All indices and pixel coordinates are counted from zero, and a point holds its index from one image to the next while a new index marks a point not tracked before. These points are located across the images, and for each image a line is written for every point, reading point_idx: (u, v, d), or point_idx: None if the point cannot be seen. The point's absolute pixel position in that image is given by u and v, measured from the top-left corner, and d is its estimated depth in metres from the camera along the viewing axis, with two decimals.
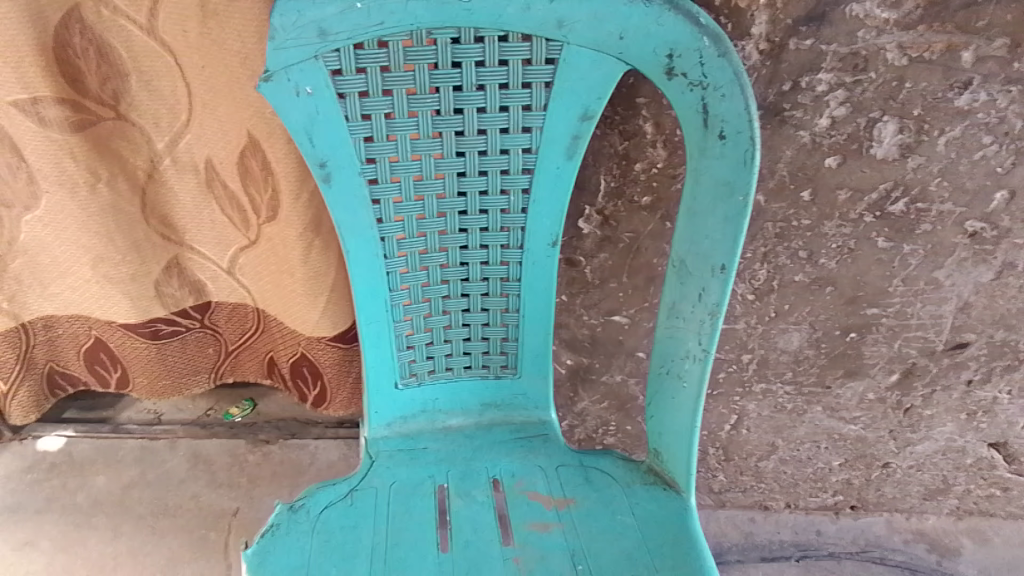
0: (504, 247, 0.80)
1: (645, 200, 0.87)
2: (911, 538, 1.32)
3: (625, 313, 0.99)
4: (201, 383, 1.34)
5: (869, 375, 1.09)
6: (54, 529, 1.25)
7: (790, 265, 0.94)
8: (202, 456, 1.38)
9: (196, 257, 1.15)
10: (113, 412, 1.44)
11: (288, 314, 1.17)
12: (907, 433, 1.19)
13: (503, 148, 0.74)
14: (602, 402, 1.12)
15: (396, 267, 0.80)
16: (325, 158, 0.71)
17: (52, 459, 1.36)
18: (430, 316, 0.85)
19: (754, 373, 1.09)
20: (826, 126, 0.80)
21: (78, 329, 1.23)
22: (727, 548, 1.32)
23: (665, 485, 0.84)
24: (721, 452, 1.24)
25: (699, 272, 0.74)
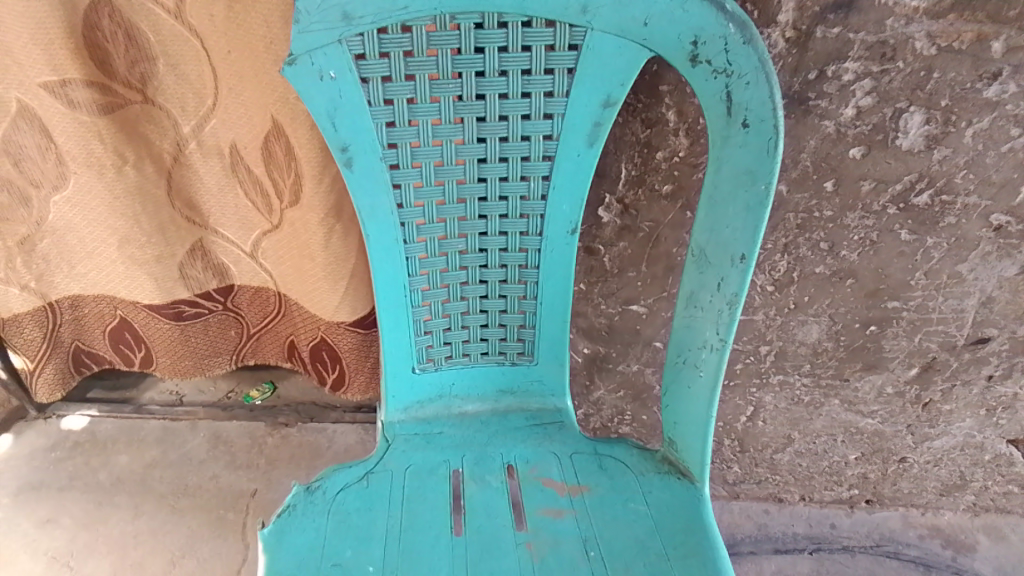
0: (523, 233, 0.81)
1: (666, 188, 0.86)
2: (926, 533, 1.32)
3: (644, 302, 0.99)
4: (222, 365, 1.35)
5: (888, 369, 1.08)
6: (76, 506, 1.27)
7: (811, 256, 0.94)
8: (221, 437, 1.39)
9: (220, 240, 1.16)
10: (135, 393, 1.46)
11: (308, 299, 1.17)
12: (925, 428, 1.18)
13: (524, 135, 0.74)
14: (619, 391, 1.12)
15: (415, 252, 0.80)
16: (347, 143, 0.71)
17: (75, 438, 1.38)
18: (448, 302, 0.85)
19: (772, 365, 1.09)
20: (851, 116, 0.80)
21: (103, 309, 1.25)
22: (740, 539, 1.32)
23: (679, 474, 0.84)
24: (737, 443, 1.24)
25: (718, 261, 0.74)
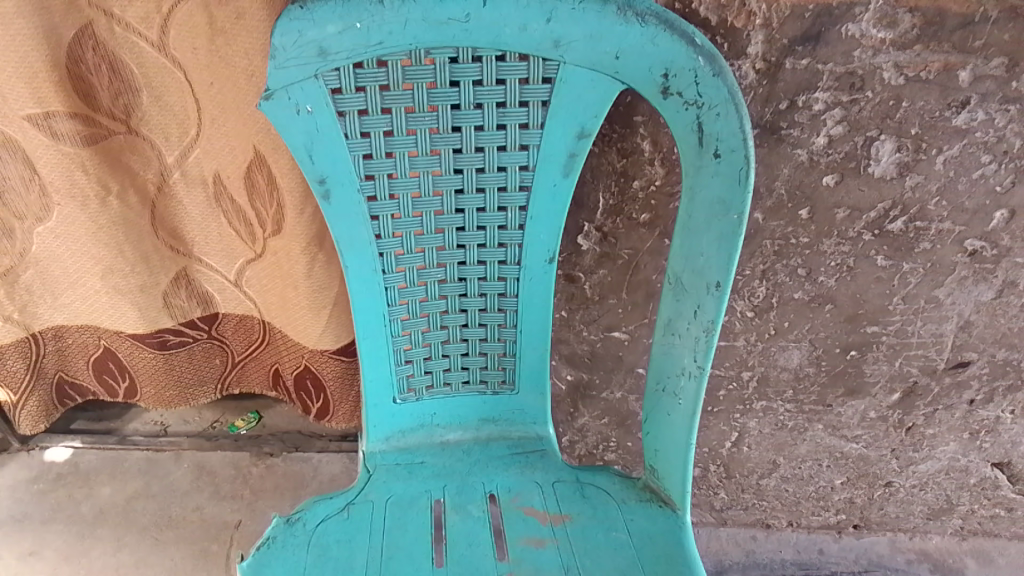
0: (501, 262, 0.81)
1: (644, 216, 0.87)
2: (915, 558, 1.33)
3: (625, 329, 0.99)
4: (207, 394, 1.35)
5: (870, 394, 1.08)
6: (58, 539, 1.26)
7: (789, 282, 0.94)
8: (206, 467, 1.39)
9: (204, 269, 1.17)
10: (120, 423, 1.46)
11: (292, 327, 1.17)
12: (910, 452, 1.18)
13: (500, 166, 0.74)
14: (603, 418, 1.12)
15: (394, 282, 0.80)
16: (324, 175, 0.72)
17: (58, 470, 1.37)
18: (428, 331, 0.85)
19: (755, 391, 1.09)
20: (823, 145, 0.81)
21: (87, 339, 1.25)
22: (728, 566, 1.32)
23: (661, 502, 0.84)
24: (722, 469, 1.24)
25: (695, 289, 0.75)
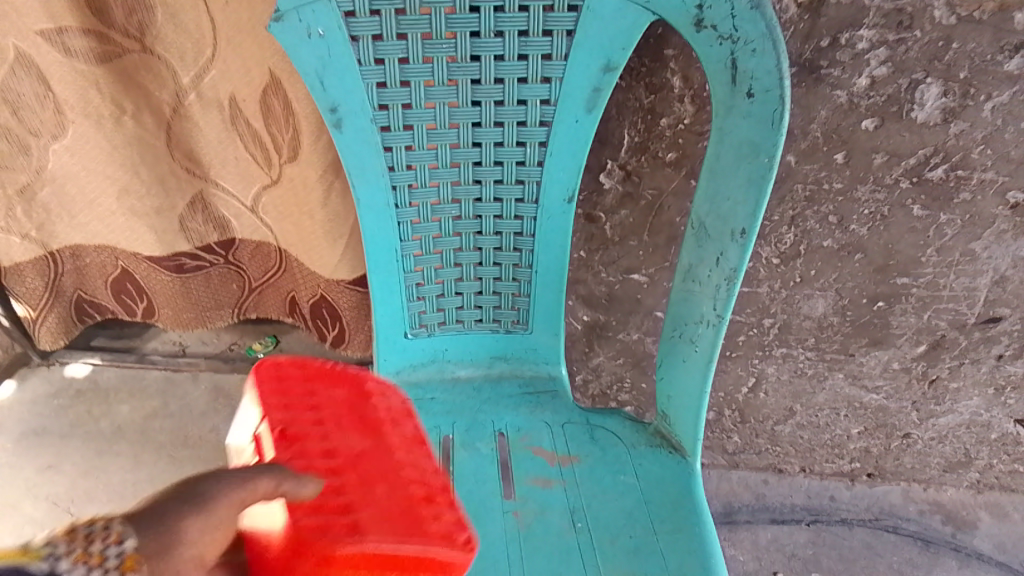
0: (518, 200, 0.77)
1: (670, 155, 0.83)
2: (927, 509, 1.32)
3: (645, 271, 0.97)
4: (225, 317, 1.33)
5: (894, 345, 1.06)
6: (77, 453, 1.29)
7: (819, 229, 0.91)
8: (223, 389, 1.40)
9: (220, 194, 1.13)
10: (140, 342, 1.46)
11: (308, 254, 1.15)
12: (931, 405, 1.16)
13: (521, 99, 0.71)
14: (618, 358, 1.10)
15: (407, 217, 0.77)
16: (336, 103, 0.69)
17: (78, 386, 1.39)
18: (441, 268, 0.82)
19: (776, 338, 1.07)
20: (864, 86, 0.76)
21: (105, 260, 1.24)
22: (737, 508, 1.32)
23: (670, 449, 0.84)
24: (737, 414, 1.23)
25: (718, 235, 0.72)
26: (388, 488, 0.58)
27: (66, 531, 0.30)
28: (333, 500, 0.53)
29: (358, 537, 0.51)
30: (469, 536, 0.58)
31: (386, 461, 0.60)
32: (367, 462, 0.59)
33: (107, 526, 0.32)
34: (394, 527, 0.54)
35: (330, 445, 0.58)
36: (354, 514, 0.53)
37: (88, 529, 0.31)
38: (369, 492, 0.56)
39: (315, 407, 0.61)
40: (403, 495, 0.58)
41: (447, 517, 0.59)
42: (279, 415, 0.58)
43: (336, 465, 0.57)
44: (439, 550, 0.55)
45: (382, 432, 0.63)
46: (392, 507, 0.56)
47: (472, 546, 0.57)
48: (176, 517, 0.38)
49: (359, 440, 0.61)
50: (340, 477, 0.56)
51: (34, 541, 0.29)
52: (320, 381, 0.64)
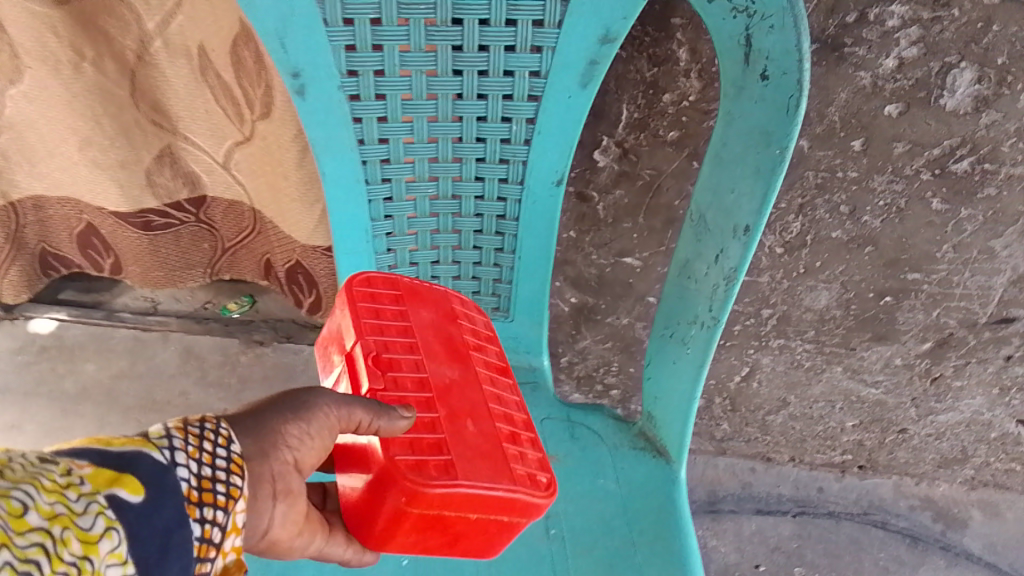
0: (501, 180, 0.71)
1: (672, 134, 0.76)
2: (918, 504, 1.28)
3: (638, 255, 0.90)
4: (197, 278, 1.26)
5: (899, 341, 1.00)
6: (40, 413, 1.24)
7: (829, 219, 0.84)
8: (193, 351, 1.34)
9: (190, 147, 1.06)
10: (109, 297, 1.40)
11: (283, 218, 1.09)
12: (931, 402, 1.11)
13: (507, 70, 0.63)
14: (606, 342, 1.04)
15: (379, 194, 0.71)
16: (299, 67, 0.61)
17: (42, 342, 1.33)
18: (416, 250, 0.76)
19: (773, 328, 1.01)
20: (891, 68, 0.69)
21: (69, 213, 1.18)
22: (721, 497, 1.28)
23: (654, 452, 0.80)
24: (728, 402, 1.17)
25: (719, 230, 0.66)
26: (476, 424, 0.61)
27: (179, 429, 0.40)
28: (426, 436, 0.57)
29: (451, 476, 0.54)
30: (550, 478, 0.60)
31: (473, 392, 0.64)
32: (455, 397, 0.63)
33: (218, 428, 0.43)
34: (482, 465, 0.57)
35: (422, 376, 0.63)
36: (448, 452, 0.56)
37: (199, 430, 0.41)
38: (458, 428, 0.60)
39: (409, 335, 0.66)
40: (490, 432, 0.61)
41: (530, 457, 0.62)
42: (380, 342, 0.63)
43: (428, 399, 0.61)
44: (523, 492, 0.57)
45: (469, 362, 0.67)
46: (481, 443, 0.59)
47: (552, 489, 0.59)
48: (277, 423, 0.49)
49: (450, 371, 0.65)
50: (432, 412, 0.60)
51: (154, 434, 0.39)
52: (414, 304, 0.69)
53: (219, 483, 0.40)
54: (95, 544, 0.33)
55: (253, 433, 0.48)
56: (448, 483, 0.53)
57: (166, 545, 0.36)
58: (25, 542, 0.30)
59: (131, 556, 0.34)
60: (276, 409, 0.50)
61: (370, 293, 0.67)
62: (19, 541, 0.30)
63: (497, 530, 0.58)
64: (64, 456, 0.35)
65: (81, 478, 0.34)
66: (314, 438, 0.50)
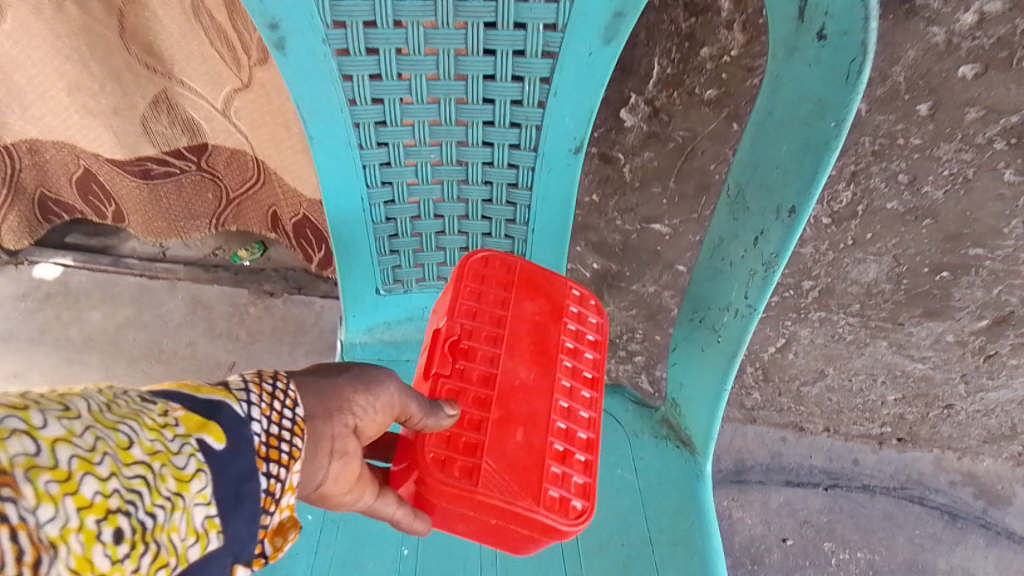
0: (513, 146, 0.63)
1: (709, 93, 0.67)
2: (958, 480, 1.20)
3: (668, 222, 0.82)
4: (201, 229, 1.21)
5: (952, 317, 0.91)
6: (45, 362, 1.21)
7: (884, 188, 0.75)
8: (201, 301, 1.29)
9: (187, 93, 0.97)
10: (117, 242, 1.34)
11: (287, 170, 1.03)
12: (982, 379, 1.03)
13: (518, 22, 0.54)
14: (630, 309, 0.97)
15: (374, 159, 0.63)
16: (277, 18, 0.52)
17: (47, 289, 1.29)
18: (418, 219, 0.69)
19: (814, 301, 0.92)
20: (971, 24, 0.58)
21: (66, 159, 1.11)
22: (748, 467, 1.21)
23: (678, 443, 0.72)
24: (760, 371, 1.10)
25: (760, 210, 0.57)
26: (528, 433, 0.54)
27: (256, 382, 0.39)
28: (468, 434, 0.53)
29: (470, 481, 0.50)
30: (587, 506, 0.52)
31: (547, 399, 0.57)
32: (519, 399, 0.56)
33: (288, 388, 0.41)
34: (509, 479, 0.51)
35: (494, 371, 0.57)
36: (480, 455, 0.52)
37: (272, 388, 0.40)
38: (504, 432, 0.54)
39: (500, 323, 0.60)
40: (537, 444, 0.54)
41: (577, 480, 0.53)
42: (465, 327, 0.58)
43: (488, 397, 0.56)
44: (543, 516, 0.50)
45: (556, 362, 0.59)
46: (521, 456, 0.53)
47: (582, 520, 0.52)
48: (345, 390, 0.46)
49: (529, 372, 0.58)
50: (485, 411, 0.55)
51: (234, 382, 0.38)
52: (520, 294, 0.62)
53: (286, 443, 0.39)
54: (186, 482, 0.32)
55: (320, 394, 0.44)
56: (461, 490, 0.50)
57: (240, 494, 0.35)
58: (133, 473, 0.29)
59: (213, 498, 0.34)
60: (344, 377, 0.47)
61: (478, 271, 0.62)
62: (126, 473, 0.29)
63: (521, 540, 0.53)
64: (157, 395, 0.34)
65: (176, 419, 0.33)
66: (379, 411, 0.47)
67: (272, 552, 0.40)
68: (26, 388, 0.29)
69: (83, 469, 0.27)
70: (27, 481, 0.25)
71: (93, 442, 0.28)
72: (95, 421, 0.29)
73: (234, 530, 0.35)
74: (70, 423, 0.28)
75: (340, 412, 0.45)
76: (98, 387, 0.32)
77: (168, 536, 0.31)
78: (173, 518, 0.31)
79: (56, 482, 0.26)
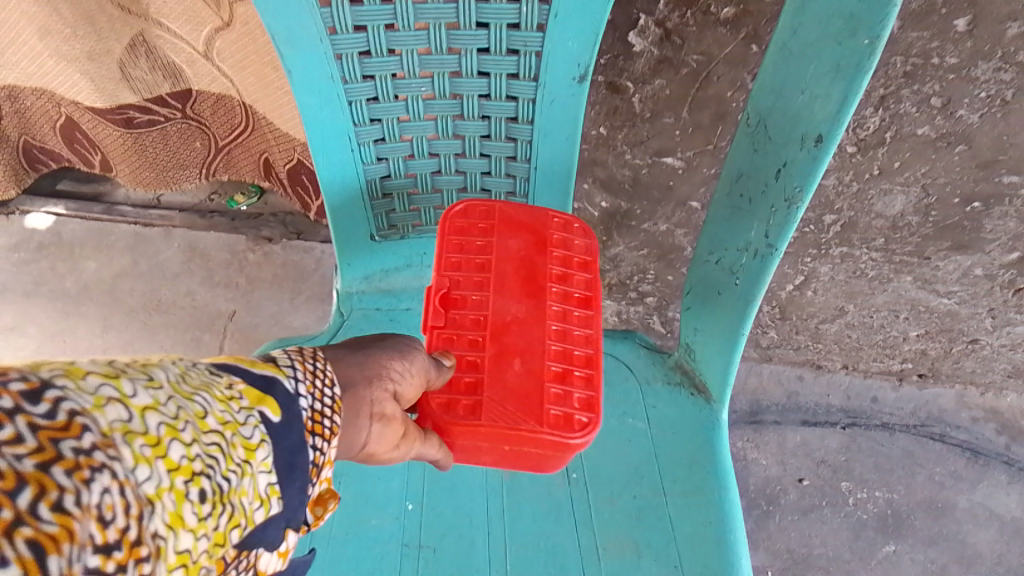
0: (511, 77, 0.58)
1: (726, 12, 0.61)
2: (981, 416, 1.17)
3: (680, 154, 0.77)
4: (192, 179, 1.17)
5: (982, 250, 0.86)
6: (42, 314, 1.18)
7: (915, 113, 0.69)
8: (198, 249, 1.25)
9: (164, 35, 0.92)
10: (110, 188, 1.29)
11: (279, 114, 0.98)
12: (1010, 313, 0.98)
13: None
14: (641, 249, 0.92)
15: (360, 94, 0.58)
16: None
17: (40, 239, 1.25)
18: (412, 159, 0.64)
19: (836, 236, 0.88)
20: None
21: (47, 106, 1.06)
22: (764, 407, 1.18)
23: (692, 390, 0.69)
24: (777, 310, 1.06)
25: (783, 141, 0.52)
26: (527, 360, 0.54)
27: (299, 361, 0.38)
28: (466, 375, 0.53)
29: (474, 418, 0.51)
30: (593, 417, 0.52)
31: (542, 326, 0.55)
32: (514, 333, 0.55)
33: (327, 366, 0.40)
34: (510, 407, 0.52)
35: (484, 312, 0.56)
36: (480, 392, 0.52)
37: (315, 366, 0.39)
38: (502, 367, 0.54)
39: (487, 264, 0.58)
40: (536, 369, 0.54)
41: (580, 396, 0.53)
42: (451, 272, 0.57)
43: (482, 337, 0.55)
44: (549, 435, 0.51)
45: (549, 288, 0.57)
46: (521, 385, 0.53)
47: (590, 430, 0.51)
48: (382, 356, 0.45)
49: (518, 304, 0.56)
50: (480, 351, 0.54)
51: (281, 359, 0.37)
52: (502, 232, 0.59)
53: (327, 419, 0.37)
54: (253, 452, 0.31)
55: (357, 363, 0.44)
56: (468, 427, 0.51)
57: (294, 465, 0.34)
58: (211, 440, 0.28)
59: (274, 467, 0.32)
60: (379, 347, 0.46)
61: (458, 224, 0.59)
62: (205, 440, 0.28)
63: (540, 458, 0.54)
64: (217, 368, 0.33)
65: (240, 392, 0.32)
66: (416, 373, 0.47)
67: (313, 522, 0.39)
68: (107, 358, 0.29)
69: (170, 435, 0.27)
70: (124, 443, 0.25)
71: (175, 411, 0.28)
72: (175, 391, 0.29)
73: (290, 500, 0.34)
74: (155, 392, 0.28)
75: (380, 378, 0.44)
76: (168, 358, 0.31)
77: (241, 501, 0.30)
78: (245, 484, 0.30)
79: (149, 446, 0.26)
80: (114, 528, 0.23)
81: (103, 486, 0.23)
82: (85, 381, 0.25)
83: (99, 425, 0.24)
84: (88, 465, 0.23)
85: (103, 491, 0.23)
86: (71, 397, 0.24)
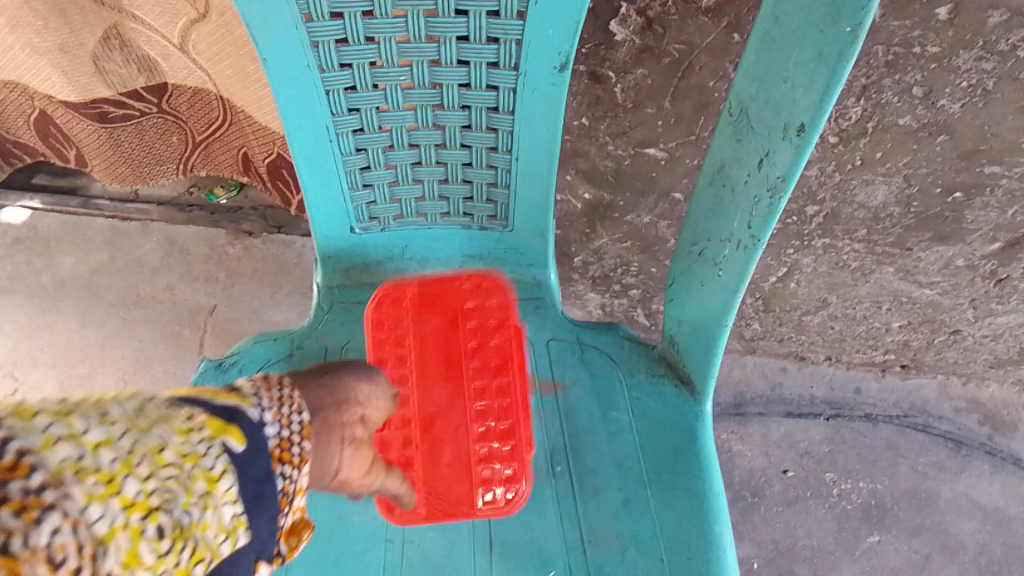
0: (491, 65, 0.57)
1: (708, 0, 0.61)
2: (963, 407, 1.17)
3: (663, 145, 0.76)
4: (169, 174, 1.16)
5: (964, 241, 0.86)
6: (19, 309, 1.16)
7: (896, 103, 0.69)
8: (178, 243, 1.23)
9: (139, 27, 0.90)
10: (87, 182, 1.28)
11: (257, 106, 0.97)
12: (991, 304, 0.99)
13: None
14: (624, 241, 0.92)
15: (338, 84, 0.57)
16: None
17: (16, 233, 1.23)
18: (391, 150, 0.63)
19: (818, 227, 0.88)
20: None
21: (19, 101, 1.04)
22: (748, 399, 1.18)
23: (677, 382, 0.67)
24: (760, 302, 1.06)
25: (767, 130, 0.51)
26: (458, 446, 0.67)
27: (265, 390, 0.41)
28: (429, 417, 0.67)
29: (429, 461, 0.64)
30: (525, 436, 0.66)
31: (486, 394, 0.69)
32: (465, 395, 0.69)
33: (294, 397, 0.43)
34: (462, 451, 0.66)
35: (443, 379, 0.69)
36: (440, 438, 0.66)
37: (280, 394, 0.42)
38: (439, 457, 0.66)
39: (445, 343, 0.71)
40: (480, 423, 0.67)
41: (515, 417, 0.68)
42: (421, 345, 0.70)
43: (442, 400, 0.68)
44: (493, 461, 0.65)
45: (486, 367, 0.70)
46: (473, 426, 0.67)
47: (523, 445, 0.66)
48: (350, 381, 0.49)
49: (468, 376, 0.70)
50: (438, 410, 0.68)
51: (246, 389, 0.40)
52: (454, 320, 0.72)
53: (296, 446, 0.40)
54: (218, 482, 0.34)
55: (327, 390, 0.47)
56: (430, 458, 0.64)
57: (262, 493, 0.37)
58: (168, 474, 0.32)
59: (241, 497, 0.35)
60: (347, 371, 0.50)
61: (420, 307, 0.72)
62: (162, 473, 0.32)
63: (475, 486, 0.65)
64: (182, 401, 0.36)
65: (202, 422, 0.35)
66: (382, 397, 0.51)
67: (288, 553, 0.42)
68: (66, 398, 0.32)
69: (123, 470, 0.30)
70: (73, 481, 0.28)
71: (130, 445, 0.31)
72: (131, 427, 0.32)
73: (260, 529, 0.37)
74: (109, 429, 0.31)
75: (348, 404, 0.48)
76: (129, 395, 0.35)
77: (206, 533, 0.33)
78: (207, 517, 0.33)
79: (101, 483, 0.29)
80: (65, 569, 0.26)
81: (52, 526, 0.26)
82: (36, 422, 0.29)
83: (48, 465, 0.28)
84: (36, 504, 0.26)
85: (51, 530, 0.26)
86: (18, 436, 0.28)
